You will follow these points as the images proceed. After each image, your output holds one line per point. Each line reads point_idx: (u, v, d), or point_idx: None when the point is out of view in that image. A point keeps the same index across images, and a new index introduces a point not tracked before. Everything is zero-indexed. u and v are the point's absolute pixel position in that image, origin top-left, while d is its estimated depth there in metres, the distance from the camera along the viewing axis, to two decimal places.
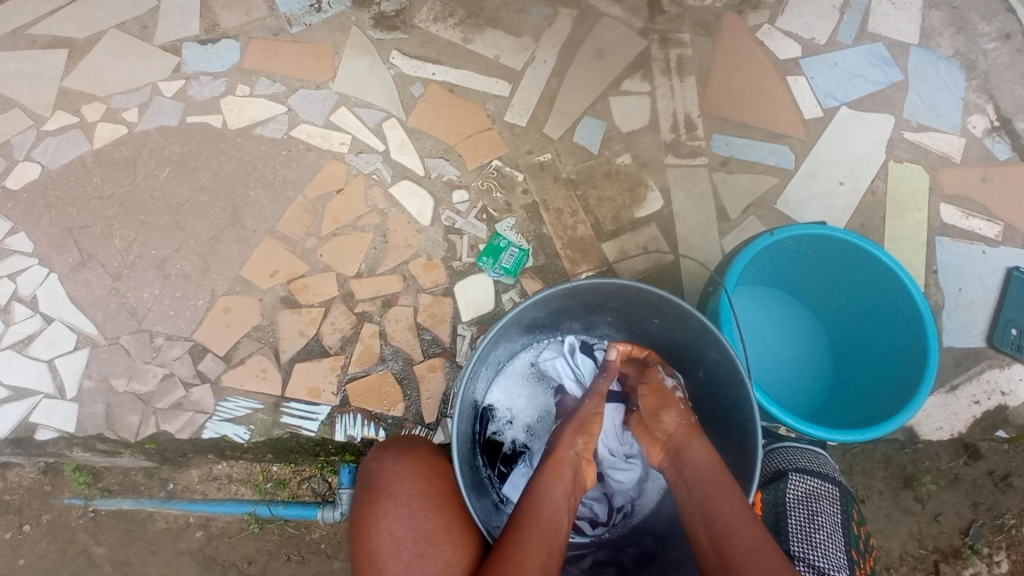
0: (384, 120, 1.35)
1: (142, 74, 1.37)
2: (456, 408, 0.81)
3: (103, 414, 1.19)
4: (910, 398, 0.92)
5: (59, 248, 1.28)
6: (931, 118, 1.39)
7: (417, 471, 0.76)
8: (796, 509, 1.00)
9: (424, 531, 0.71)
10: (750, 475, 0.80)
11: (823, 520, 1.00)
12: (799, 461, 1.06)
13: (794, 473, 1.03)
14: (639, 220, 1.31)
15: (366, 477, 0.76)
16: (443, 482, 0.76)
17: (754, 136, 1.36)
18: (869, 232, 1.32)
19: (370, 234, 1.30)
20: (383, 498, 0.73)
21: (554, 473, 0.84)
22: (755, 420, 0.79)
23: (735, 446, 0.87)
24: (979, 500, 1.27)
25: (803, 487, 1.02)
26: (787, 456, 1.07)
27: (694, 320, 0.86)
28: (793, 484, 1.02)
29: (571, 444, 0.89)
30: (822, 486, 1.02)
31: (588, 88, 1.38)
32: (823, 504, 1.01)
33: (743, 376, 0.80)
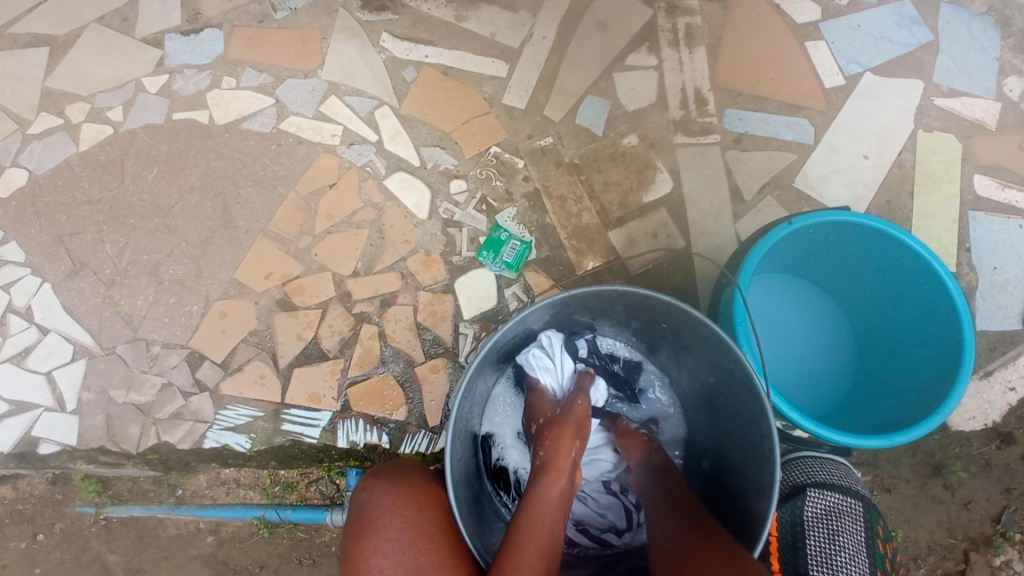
0: (376, 108, 1.28)
1: (124, 70, 1.30)
2: (450, 426, 0.76)
3: (104, 425, 1.19)
4: (941, 400, 0.85)
5: (51, 256, 1.25)
6: (964, 81, 1.28)
7: (408, 504, 0.77)
8: (815, 528, 0.96)
9: (414, 567, 0.73)
10: (767, 495, 0.73)
11: (843, 540, 0.96)
12: (819, 474, 1.00)
13: (813, 490, 0.97)
14: (648, 205, 1.24)
15: (359, 509, 0.78)
16: (435, 514, 0.77)
17: (770, 110, 1.27)
18: (895, 209, 1.23)
19: (365, 231, 1.24)
20: (374, 532, 0.75)
21: (552, 481, 0.82)
22: (772, 436, 0.73)
23: (744, 458, 0.81)
24: (1012, 485, 1.21)
25: (822, 505, 0.96)
26: (805, 469, 1.01)
27: (704, 326, 0.79)
28: (812, 502, 0.97)
29: (569, 451, 0.85)
30: (844, 501, 0.97)
31: (591, 64, 1.29)
32: (844, 520, 0.96)
33: (759, 387, 0.74)
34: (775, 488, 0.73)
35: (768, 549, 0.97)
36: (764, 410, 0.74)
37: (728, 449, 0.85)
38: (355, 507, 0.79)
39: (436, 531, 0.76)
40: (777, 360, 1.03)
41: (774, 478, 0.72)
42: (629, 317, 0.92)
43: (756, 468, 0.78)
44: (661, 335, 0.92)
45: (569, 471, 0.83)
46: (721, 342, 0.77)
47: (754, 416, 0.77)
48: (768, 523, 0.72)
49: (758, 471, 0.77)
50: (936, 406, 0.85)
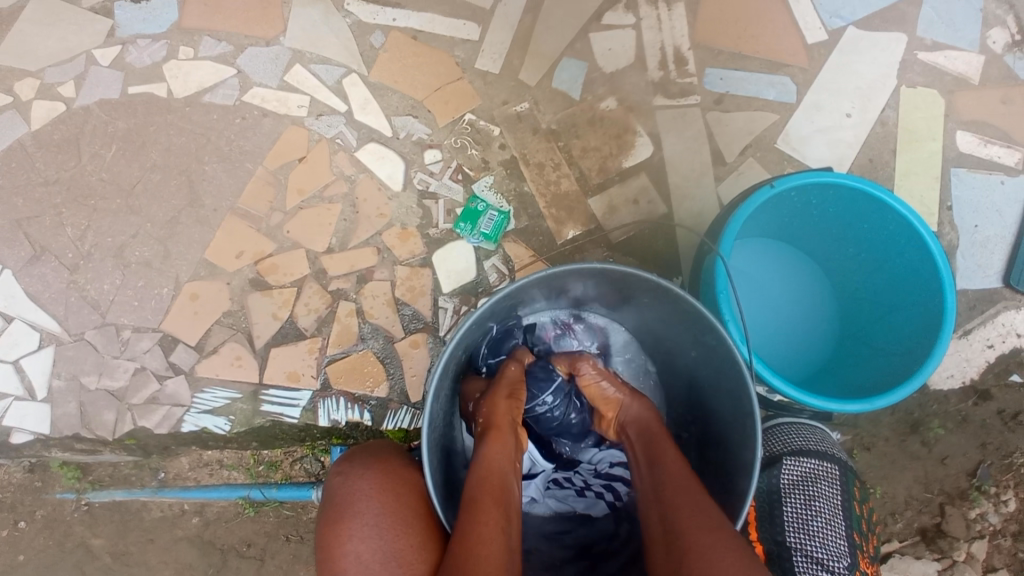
0: (344, 76, 1.22)
1: (74, 42, 1.23)
2: (426, 410, 0.75)
3: (78, 413, 1.17)
4: (921, 363, 0.85)
5: (10, 241, 1.20)
6: (947, 34, 1.25)
7: (386, 489, 0.76)
8: (792, 494, 0.97)
9: (393, 552, 0.72)
10: (750, 470, 0.73)
11: (821, 505, 0.96)
12: (795, 441, 1.01)
13: (789, 457, 0.99)
14: (628, 171, 1.21)
15: (336, 495, 0.77)
16: (413, 501, 0.77)
17: (751, 68, 1.24)
18: (878, 168, 1.21)
19: (338, 205, 1.20)
20: (351, 518, 0.74)
21: (494, 439, 0.81)
22: (755, 414, 0.72)
23: (725, 432, 0.81)
24: (988, 440, 1.21)
25: (797, 471, 0.98)
26: (782, 437, 1.02)
27: (685, 303, 0.77)
28: (788, 469, 0.98)
29: (505, 410, 0.85)
30: (820, 467, 0.98)
31: (566, 24, 1.24)
32: (820, 486, 0.97)
33: (739, 362, 0.73)
34: (758, 463, 0.72)
35: (746, 519, 0.99)
36: (745, 385, 0.73)
37: (710, 424, 0.85)
38: (331, 495, 0.78)
39: (415, 516, 0.76)
40: (760, 325, 1.03)
41: (755, 454, 0.72)
42: (610, 291, 0.89)
43: (738, 443, 0.77)
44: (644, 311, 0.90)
45: (510, 427, 0.83)
46: (704, 320, 0.76)
47: (735, 390, 0.77)
48: (750, 498, 0.72)
49: (740, 447, 0.77)
50: (916, 368, 0.85)
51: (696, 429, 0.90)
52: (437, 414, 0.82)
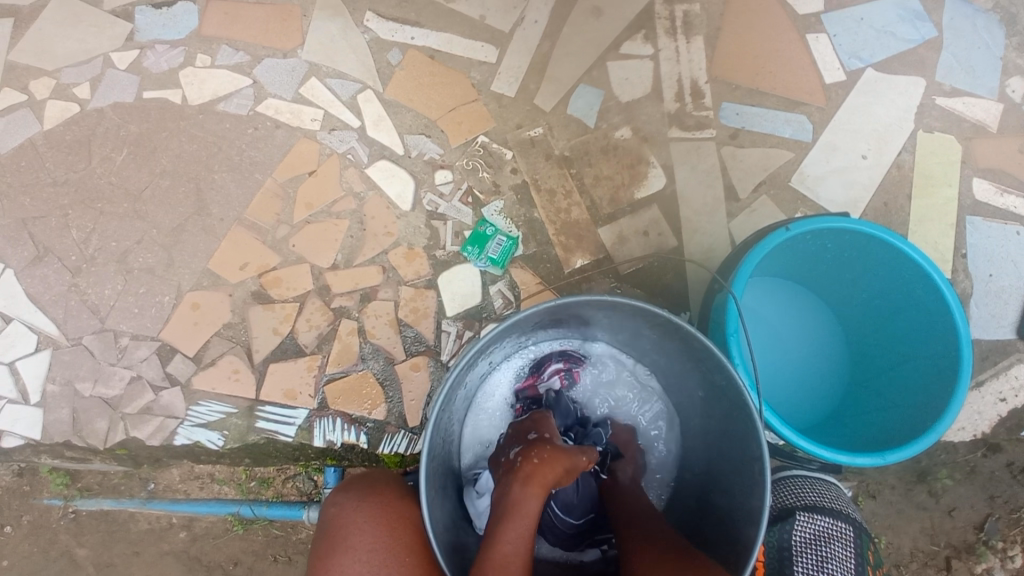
0: (358, 92, 1.22)
1: (92, 43, 1.23)
2: (426, 439, 0.72)
3: (70, 419, 1.15)
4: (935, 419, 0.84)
5: (15, 241, 1.19)
6: (967, 80, 1.24)
7: (379, 525, 0.74)
8: (804, 553, 0.94)
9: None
10: (757, 521, 0.70)
11: (832, 566, 0.94)
12: (809, 496, 0.98)
13: (802, 513, 0.96)
14: (639, 202, 1.20)
15: (330, 525, 0.76)
16: (408, 536, 0.75)
17: (768, 105, 1.23)
18: (892, 212, 1.20)
19: (346, 221, 1.19)
20: (344, 553, 0.73)
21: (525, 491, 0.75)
22: (765, 460, 0.69)
23: (730, 477, 0.79)
24: (996, 493, 1.20)
25: (811, 528, 0.95)
26: (796, 491, 0.99)
27: (696, 341, 0.75)
28: (800, 526, 0.96)
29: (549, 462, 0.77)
30: (834, 526, 0.95)
31: (584, 51, 1.24)
32: (834, 545, 0.94)
33: (750, 405, 0.71)
34: (765, 512, 0.70)
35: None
36: (755, 430, 0.71)
37: (714, 468, 0.83)
38: (326, 524, 0.77)
39: (408, 554, 0.74)
40: (768, 367, 1.01)
41: (764, 501, 0.69)
42: (617, 325, 0.87)
43: (744, 491, 0.75)
44: (649, 347, 0.88)
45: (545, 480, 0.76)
46: (713, 357, 0.74)
47: (743, 436, 0.75)
48: (756, 550, 0.69)
49: (747, 493, 0.74)
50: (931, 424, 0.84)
51: (699, 469, 0.87)
52: (438, 443, 0.80)
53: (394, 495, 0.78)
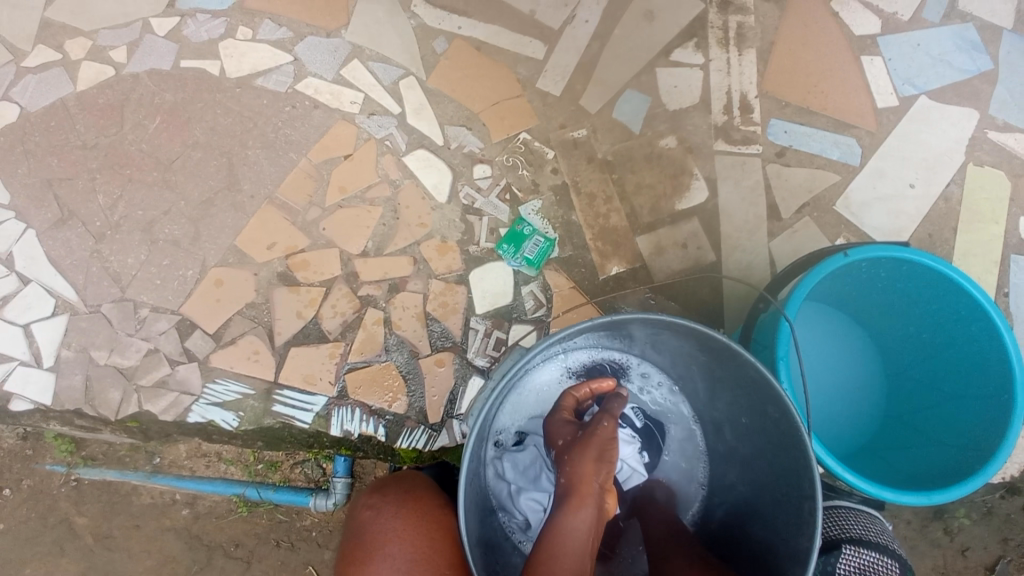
0: (401, 78, 1.19)
1: (133, 7, 1.20)
2: (466, 451, 0.67)
3: (82, 387, 1.12)
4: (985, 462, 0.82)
5: (38, 201, 1.16)
6: (1020, 116, 1.22)
7: (415, 531, 0.73)
8: None
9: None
10: (806, 561, 0.69)
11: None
12: (855, 529, 0.89)
13: (848, 545, 0.86)
14: (680, 213, 1.17)
15: (363, 530, 0.74)
16: (444, 545, 0.73)
17: (817, 125, 1.21)
18: (936, 244, 1.18)
19: (379, 208, 1.17)
20: (377, 559, 0.71)
21: (575, 510, 0.71)
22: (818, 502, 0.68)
23: (769, 511, 0.78)
24: (1010, 535, 1.19)
25: (857, 562, 0.85)
26: (840, 523, 0.90)
27: (750, 369, 0.73)
28: (845, 559, 0.86)
29: (595, 475, 0.73)
30: (880, 561, 0.85)
31: (634, 55, 1.21)
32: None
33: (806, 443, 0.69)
34: (815, 553, 0.69)
35: None
36: (810, 471, 0.70)
37: (754, 497, 0.81)
38: (357, 530, 0.75)
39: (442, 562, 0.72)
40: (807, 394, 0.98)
41: (814, 543, 0.68)
42: (665, 339, 0.83)
43: (788, 527, 0.74)
44: (692, 365, 0.86)
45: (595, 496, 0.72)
46: (766, 385, 0.71)
47: (793, 468, 0.73)
48: None
49: (792, 529, 0.73)
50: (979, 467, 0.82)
51: (732, 495, 0.86)
52: (476, 449, 0.75)
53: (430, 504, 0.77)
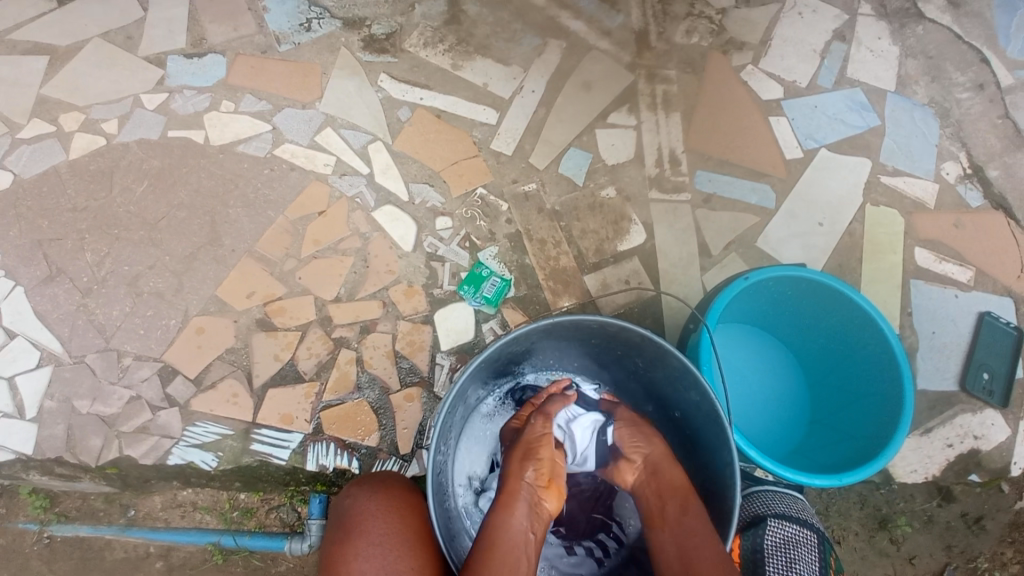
0: (370, 143, 1.34)
1: (124, 85, 1.33)
2: (432, 441, 0.85)
3: (64, 436, 1.17)
4: (883, 448, 0.98)
5: (28, 260, 1.24)
6: (907, 163, 1.42)
7: (391, 511, 0.85)
8: (774, 557, 1.00)
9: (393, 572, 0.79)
10: (729, 517, 0.84)
11: (801, 568, 1.00)
12: (779, 507, 1.05)
13: (773, 519, 1.03)
14: (622, 254, 1.32)
15: (344, 513, 0.85)
16: (416, 522, 0.85)
17: (736, 174, 1.38)
18: (845, 273, 1.34)
19: (350, 258, 1.28)
20: (358, 536, 0.82)
21: (506, 509, 0.85)
22: (734, 464, 0.83)
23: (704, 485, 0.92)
24: (953, 542, 1.28)
25: (780, 533, 1.01)
26: (766, 502, 1.07)
27: (674, 360, 0.90)
28: (771, 530, 1.02)
29: (521, 475, 0.89)
30: (800, 532, 1.02)
31: (575, 119, 1.39)
32: (801, 551, 1.01)
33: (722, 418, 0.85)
34: (736, 510, 0.83)
35: None
36: (727, 442, 0.85)
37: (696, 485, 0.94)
38: (339, 515, 0.86)
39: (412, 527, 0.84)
40: (738, 403, 1.16)
41: (734, 502, 0.83)
42: (598, 352, 1.02)
43: (719, 494, 0.88)
44: (623, 374, 1.03)
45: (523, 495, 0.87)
46: (688, 374, 0.88)
47: (718, 445, 0.88)
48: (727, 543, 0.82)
49: (721, 496, 0.88)
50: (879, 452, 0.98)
51: None
52: (439, 447, 0.91)
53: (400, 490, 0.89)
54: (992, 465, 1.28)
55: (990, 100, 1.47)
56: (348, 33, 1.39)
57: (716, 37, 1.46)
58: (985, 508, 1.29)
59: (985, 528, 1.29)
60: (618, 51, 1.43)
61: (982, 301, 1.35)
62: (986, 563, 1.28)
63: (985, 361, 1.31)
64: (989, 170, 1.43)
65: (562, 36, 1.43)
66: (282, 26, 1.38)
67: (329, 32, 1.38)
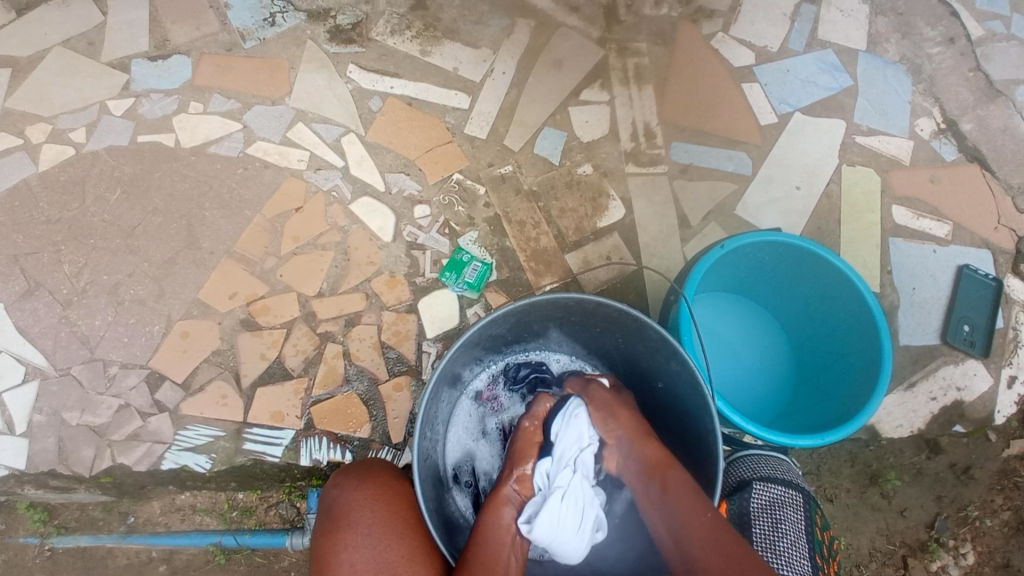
0: (342, 136, 1.32)
1: (88, 92, 1.31)
2: (416, 431, 0.85)
3: (56, 448, 1.18)
4: (862, 406, 1.01)
5: (4, 276, 1.24)
6: (881, 121, 1.42)
7: (377, 501, 0.85)
8: (760, 517, 1.02)
9: (384, 561, 0.80)
10: (712, 484, 0.85)
11: (787, 527, 1.01)
12: (763, 469, 1.08)
13: (758, 483, 1.05)
14: (602, 230, 1.32)
15: (333, 505, 0.86)
16: (402, 509, 0.86)
17: (712, 143, 1.38)
18: (825, 235, 1.35)
19: (331, 253, 1.27)
20: (347, 527, 0.82)
21: (496, 510, 0.88)
22: (716, 431, 0.84)
23: (688, 455, 0.93)
24: (943, 493, 1.30)
25: (766, 495, 1.03)
26: (751, 466, 1.08)
27: (652, 332, 0.90)
28: (757, 493, 1.04)
29: (510, 479, 0.92)
30: (785, 493, 1.04)
31: (548, 98, 1.38)
32: (786, 510, 1.03)
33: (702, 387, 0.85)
34: (719, 477, 0.85)
35: None
36: (708, 409, 0.86)
37: (679, 453, 0.96)
38: (327, 506, 0.86)
39: (399, 515, 0.85)
40: (722, 369, 1.19)
41: (717, 467, 0.84)
42: (579, 328, 1.02)
43: (702, 461, 0.89)
44: (607, 348, 1.04)
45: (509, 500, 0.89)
46: (669, 345, 0.89)
47: (699, 414, 0.89)
48: (711, 511, 0.83)
49: (704, 463, 0.89)
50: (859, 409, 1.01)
51: None
52: (424, 431, 0.91)
53: (388, 478, 0.90)
54: (976, 415, 1.30)
55: (962, 54, 1.46)
56: (313, 25, 1.37)
57: (685, 7, 1.45)
58: (973, 457, 1.31)
59: (974, 477, 1.31)
60: (587, 27, 1.42)
61: (961, 254, 1.37)
62: (977, 511, 1.31)
63: (966, 314, 1.32)
64: (963, 123, 1.44)
65: (530, 15, 1.41)
66: (245, 22, 1.36)
67: (293, 25, 1.37)
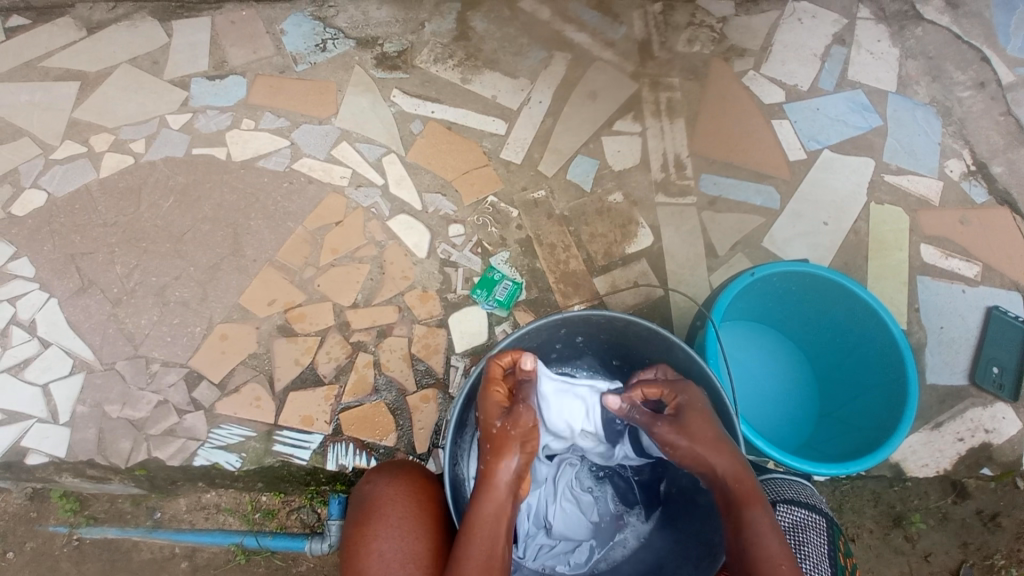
0: (383, 155, 1.39)
1: (150, 107, 1.40)
2: (446, 439, 0.89)
3: (95, 439, 1.22)
4: (889, 435, 1.01)
5: (61, 273, 1.31)
6: (911, 162, 1.44)
7: (409, 495, 0.89)
8: (783, 539, 1.02)
9: (411, 552, 0.84)
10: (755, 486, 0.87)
11: (809, 551, 1.01)
12: (788, 493, 1.07)
13: (782, 504, 1.04)
14: (631, 256, 1.35)
15: (366, 496, 0.89)
16: (432, 507, 0.89)
17: (741, 176, 1.41)
18: (852, 270, 1.36)
19: (367, 265, 1.32)
20: (378, 517, 0.86)
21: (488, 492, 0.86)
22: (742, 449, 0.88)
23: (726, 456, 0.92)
24: (968, 539, 1.28)
25: (790, 517, 1.03)
26: (775, 488, 1.08)
27: (680, 351, 0.95)
28: (780, 515, 1.04)
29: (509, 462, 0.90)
30: (809, 516, 1.03)
31: (582, 127, 1.43)
32: (809, 534, 1.02)
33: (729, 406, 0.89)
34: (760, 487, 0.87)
35: None
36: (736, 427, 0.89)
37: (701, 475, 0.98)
38: (360, 497, 0.90)
39: (427, 513, 0.88)
40: (746, 397, 1.20)
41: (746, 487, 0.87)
42: (606, 348, 1.06)
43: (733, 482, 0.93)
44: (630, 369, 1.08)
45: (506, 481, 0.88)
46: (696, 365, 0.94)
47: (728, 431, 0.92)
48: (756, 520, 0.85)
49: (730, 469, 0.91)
50: (885, 441, 1.01)
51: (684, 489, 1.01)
52: (454, 440, 0.95)
53: (418, 475, 0.93)
54: (1004, 459, 1.28)
55: (992, 98, 1.49)
56: (361, 52, 1.45)
57: (717, 45, 1.50)
58: (1001, 504, 1.28)
59: (1001, 525, 1.28)
60: (622, 61, 1.48)
61: (990, 296, 1.36)
62: (1004, 561, 1.27)
63: (994, 356, 1.31)
64: (993, 166, 1.45)
65: (568, 49, 1.48)
66: (299, 47, 1.45)
67: (343, 51, 1.45)
